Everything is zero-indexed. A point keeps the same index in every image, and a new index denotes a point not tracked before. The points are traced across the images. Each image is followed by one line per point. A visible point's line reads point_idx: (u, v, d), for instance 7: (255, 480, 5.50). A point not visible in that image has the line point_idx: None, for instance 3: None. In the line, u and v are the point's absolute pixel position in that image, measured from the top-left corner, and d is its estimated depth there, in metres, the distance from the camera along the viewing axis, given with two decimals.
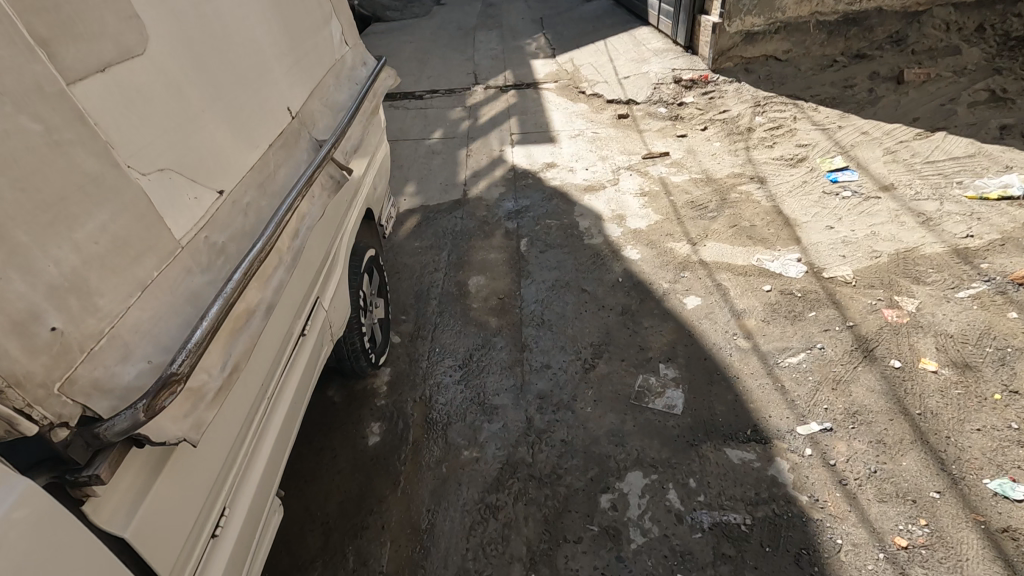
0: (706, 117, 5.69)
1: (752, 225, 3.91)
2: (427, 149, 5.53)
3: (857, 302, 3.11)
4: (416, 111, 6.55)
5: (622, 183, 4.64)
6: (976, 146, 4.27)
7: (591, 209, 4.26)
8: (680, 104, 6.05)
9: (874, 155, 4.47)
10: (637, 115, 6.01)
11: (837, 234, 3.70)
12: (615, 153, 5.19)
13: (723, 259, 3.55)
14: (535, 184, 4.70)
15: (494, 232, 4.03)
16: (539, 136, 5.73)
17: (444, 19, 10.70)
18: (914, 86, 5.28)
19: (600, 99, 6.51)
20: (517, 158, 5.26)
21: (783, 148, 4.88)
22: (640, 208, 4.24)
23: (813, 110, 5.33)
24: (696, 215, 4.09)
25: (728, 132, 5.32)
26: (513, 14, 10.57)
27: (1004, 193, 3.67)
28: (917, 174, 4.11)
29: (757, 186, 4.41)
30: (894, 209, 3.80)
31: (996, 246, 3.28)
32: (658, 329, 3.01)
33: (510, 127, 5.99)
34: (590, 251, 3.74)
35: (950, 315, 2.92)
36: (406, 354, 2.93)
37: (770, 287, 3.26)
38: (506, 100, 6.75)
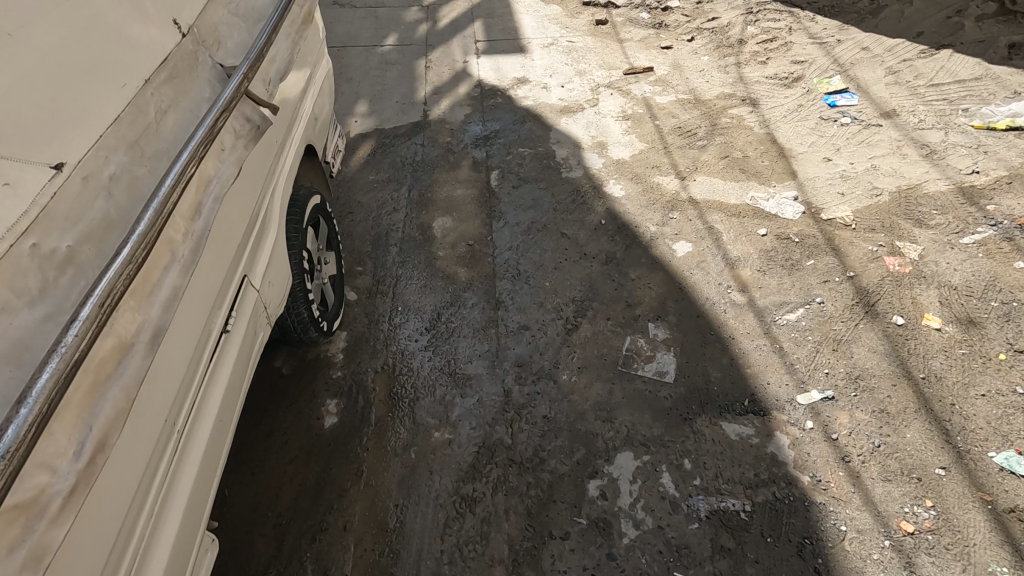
0: (693, 26, 5.12)
1: (745, 156, 3.55)
2: (379, 58, 4.81)
3: (857, 249, 2.87)
4: (365, 11, 5.68)
5: (602, 104, 4.15)
6: (983, 68, 3.93)
7: (568, 135, 3.80)
8: (664, 9, 5.41)
9: (875, 75, 4.08)
10: (617, 21, 5.36)
11: (836, 168, 3.40)
12: (593, 67, 4.63)
13: (714, 198, 3.23)
14: (506, 105, 4.16)
15: (460, 163, 3.55)
16: (508, 44, 5.06)
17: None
18: None
19: (575, 1, 5.78)
20: (484, 71, 4.64)
21: (777, 65, 4.42)
22: (623, 135, 3.80)
23: (809, 20, 4.82)
24: (684, 143, 3.69)
25: (717, 44, 4.80)
26: None
27: (1012, 123, 3.40)
28: (921, 98, 3.77)
29: (749, 110, 4.01)
30: (896, 140, 3.50)
31: (1003, 185, 3.05)
32: (646, 281, 2.72)
33: (474, 32, 5.27)
34: (569, 187, 3.34)
35: (955, 264, 2.72)
36: (365, 315, 2.57)
37: (766, 232, 2.98)
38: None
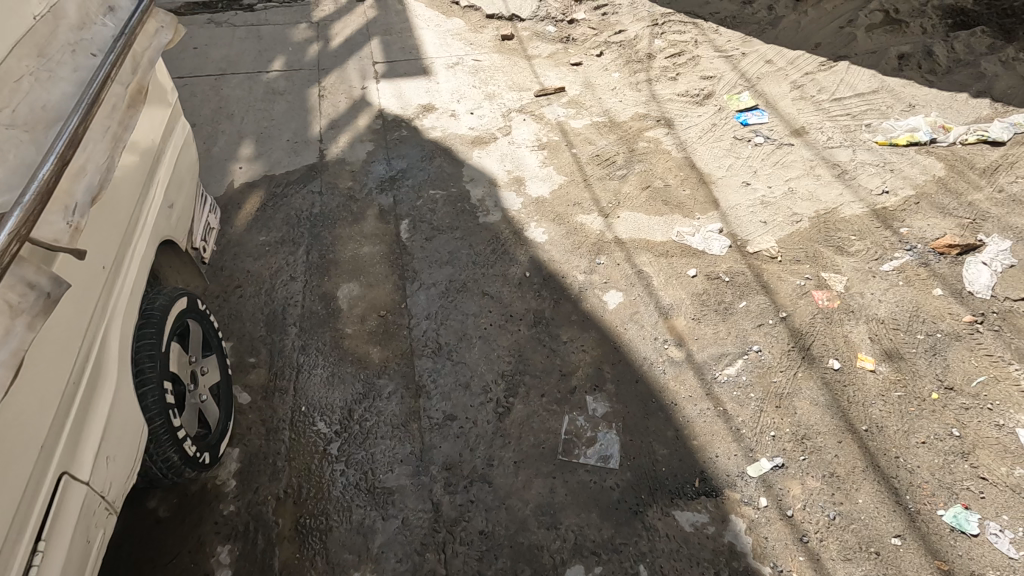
0: (600, 40, 4.98)
1: (666, 185, 3.44)
2: (265, 88, 4.32)
3: (785, 284, 2.80)
4: (245, 32, 5.13)
5: (516, 132, 3.92)
6: (879, 80, 4.03)
7: (482, 172, 3.53)
8: (570, 21, 5.22)
9: (781, 90, 4.10)
10: (523, 35, 5.14)
11: (755, 193, 3.35)
12: (503, 90, 4.38)
13: (640, 235, 3.07)
14: (411, 139, 3.83)
15: (365, 213, 3.20)
16: (409, 66, 4.69)
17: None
18: (813, 4, 4.87)
19: (478, 14, 5.50)
20: (385, 99, 4.27)
21: (687, 81, 4.36)
22: (540, 167, 3.58)
23: (713, 32, 4.80)
24: (603, 174, 3.52)
25: (626, 59, 4.68)
26: None
27: (912, 138, 3.48)
28: (826, 114, 3.81)
29: (665, 132, 3.91)
30: (808, 160, 3.50)
31: (911, 205, 3.10)
32: (579, 343, 2.51)
33: (371, 53, 4.86)
34: (487, 234, 3.07)
35: (879, 295, 2.71)
36: (261, 423, 2.18)
37: (695, 272, 2.85)
38: (364, 16, 5.51)
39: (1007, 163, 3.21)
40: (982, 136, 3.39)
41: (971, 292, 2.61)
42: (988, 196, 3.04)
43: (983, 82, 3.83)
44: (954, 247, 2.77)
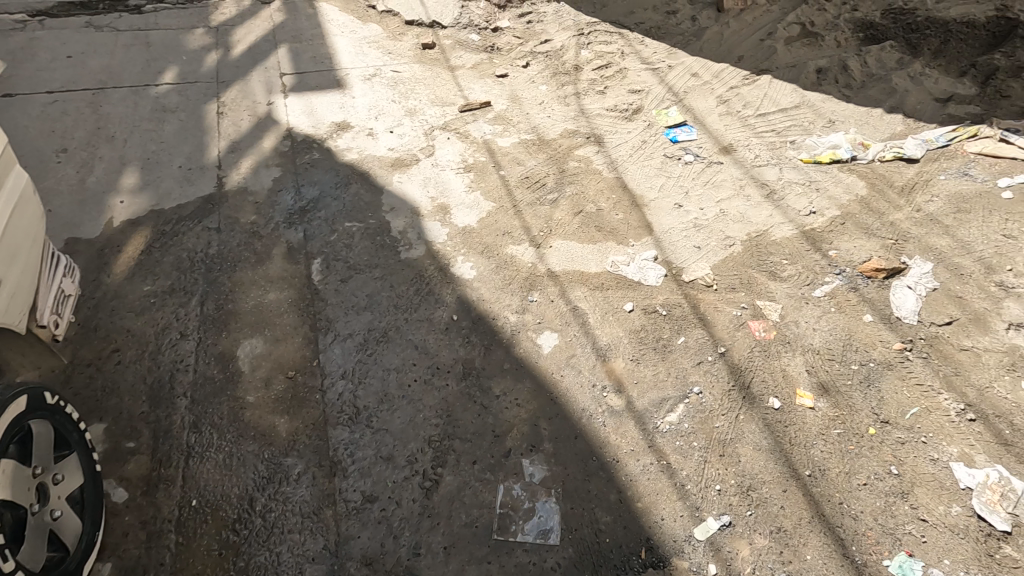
0: (526, 50, 4.80)
1: (598, 209, 3.30)
2: (154, 105, 3.84)
3: (722, 314, 2.72)
4: (132, 39, 4.58)
5: (439, 153, 3.67)
6: (800, 94, 4.07)
7: (403, 199, 3.26)
8: (494, 29, 4.99)
9: (708, 105, 4.06)
10: (445, 44, 4.87)
11: (687, 216, 3.27)
12: (425, 105, 4.12)
13: (573, 266, 2.91)
14: (324, 163, 3.50)
15: (271, 253, 2.86)
16: (321, 78, 4.32)
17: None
18: (733, 15, 4.93)
19: (397, 20, 5.18)
20: (294, 116, 3.90)
21: (616, 95, 4.26)
22: (466, 192, 3.35)
23: (639, 42, 4.73)
24: (533, 198, 3.34)
25: (554, 71, 4.53)
26: None
27: (834, 156, 3.51)
28: (752, 130, 3.80)
29: (595, 150, 3.78)
30: (737, 179, 3.47)
31: (838, 226, 3.10)
32: (513, 396, 2.31)
33: (279, 63, 4.45)
34: (410, 273, 2.81)
35: (813, 323, 2.67)
36: (142, 526, 1.85)
37: (632, 306, 2.72)
38: (271, 21, 5.06)
39: (922, 180, 3.28)
40: (898, 153, 3.46)
41: (898, 317, 2.62)
42: (908, 215, 3.08)
43: (895, 97, 3.94)
44: (881, 271, 2.77)
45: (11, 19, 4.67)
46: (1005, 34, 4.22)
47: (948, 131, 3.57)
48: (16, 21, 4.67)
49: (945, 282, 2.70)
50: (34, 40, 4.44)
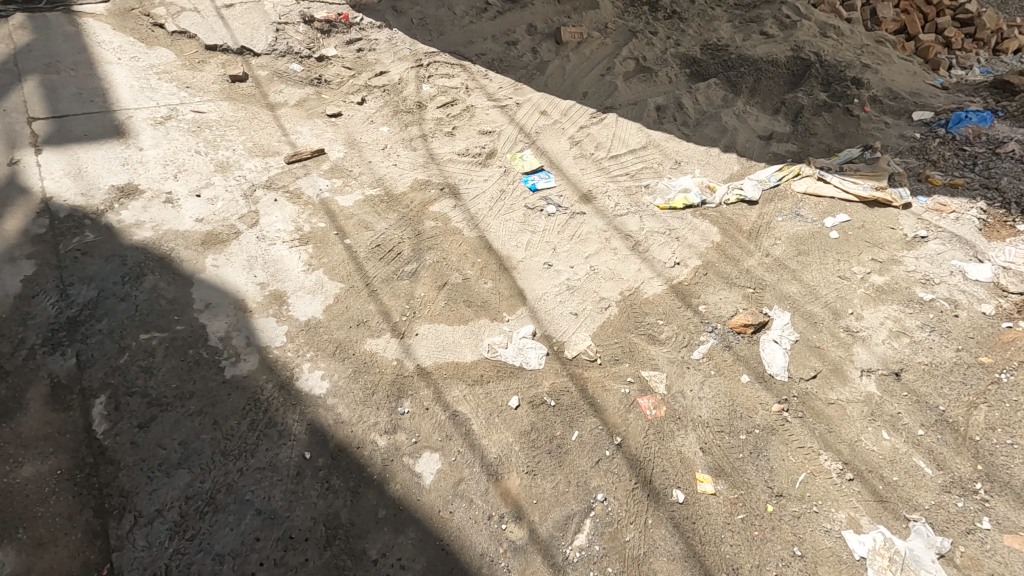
0: (359, 83, 4.28)
1: (464, 278, 2.95)
2: None
3: (610, 394, 2.53)
4: None
5: (265, 221, 3.01)
6: (645, 134, 4.12)
7: (222, 290, 2.59)
8: (319, 58, 4.37)
9: (561, 146, 3.92)
10: (260, 75, 4.14)
11: (558, 277, 3.06)
12: (240, 156, 3.41)
13: (444, 358, 2.52)
14: (103, 246, 2.67)
15: (25, 399, 2.05)
16: (91, 123, 3.37)
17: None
18: (572, 48, 4.90)
19: (194, 44, 4.31)
20: (51, 179, 2.95)
21: (466, 136, 3.94)
22: (305, 272, 2.77)
23: (482, 76, 4.47)
24: (387, 271, 2.88)
25: (394, 109, 4.09)
26: None
27: (686, 200, 3.56)
28: (607, 174, 3.73)
29: (451, 203, 3.42)
30: (602, 230, 3.35)
31: (702, 277, 3.12)
32: (394, 556, 1.87)
33: (25, 104, 3.39)
34: (239, 398, 2.20)
35: (698, 391, 2.59)
36: None
37: (517, 400, 2.41)
38: (10, 42, 3.89)
39: (764, 223, 3.45)
40: (740, 196, 3.62)
41: (771, 375, 2.65)
42: (759, 261, 3.19)
43: (727, 135, 4.16)
44: (749, 326, 2.81)
45: None
46: (802, 71, 4.81)
47: (777, 170, 3.81)
48: None
49: (803, 332, 2.80)
50: None
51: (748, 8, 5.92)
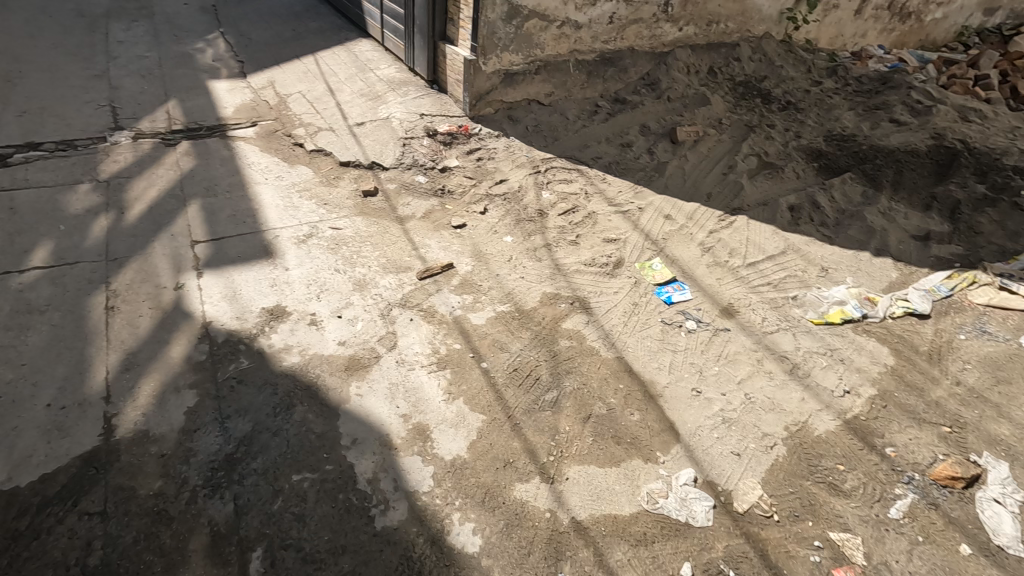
0: (480, 192, 4.37)
1: (609, 409, 2.73)
2: (14, 304, 2.93)
3: (798, 564, 2.16)
4: None
5: (402, 343, 2.99)
6: (782, 237, 3.85)
7: (367, 424, 2.53)
8: (442, 169, 4.53)
9: (692, 254, 3.73)
10: (389, 189, 4.33)
11: (711, 407, 2.77)
12: (376, 273, 3.48)
13: (602, 511, 2.28)
14: (256, 374, 2.72)
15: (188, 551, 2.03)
16: (244, 244, 3.60)
17: (66, 21, 7.29)
18: (688, 147, 4.80)
19: (329, 161, 4.62)
20: (210, 303, 3.11)
21: (590, 245, 3.85)
22: (446, 401, 2.68)
23: (601, 180, 4.45)
24: (528, 400, 2.72)
25: (516, 217, 4.10)
26: (185, 22, 7.76)
27: (845, 314, 3.22)
28: (747, 285, 3.47)
29: (585, 319, 3.27)
30: (752, 351, 3.05)
31: (880, 410, 2.72)
32: None
33: (189, 228, 3.68)
34: (391, 555, 2.09)
35: (906, 563, 2.17)
36: None
37: (690, 569, 2.12)
38: (177, 168, 4.33)
39: (944, 342, 3.06)
40: (908, 309, 3.23)
41: (999, 548, 2.20)
42: (950, 392, 2.80)
43: (876, 237, 3.80)
44: (959, 479, 2.39)
45: None
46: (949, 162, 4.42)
47: (946, 278, 3.45)
48: None
49: None
50: None
51: (871, 94, 5.64)
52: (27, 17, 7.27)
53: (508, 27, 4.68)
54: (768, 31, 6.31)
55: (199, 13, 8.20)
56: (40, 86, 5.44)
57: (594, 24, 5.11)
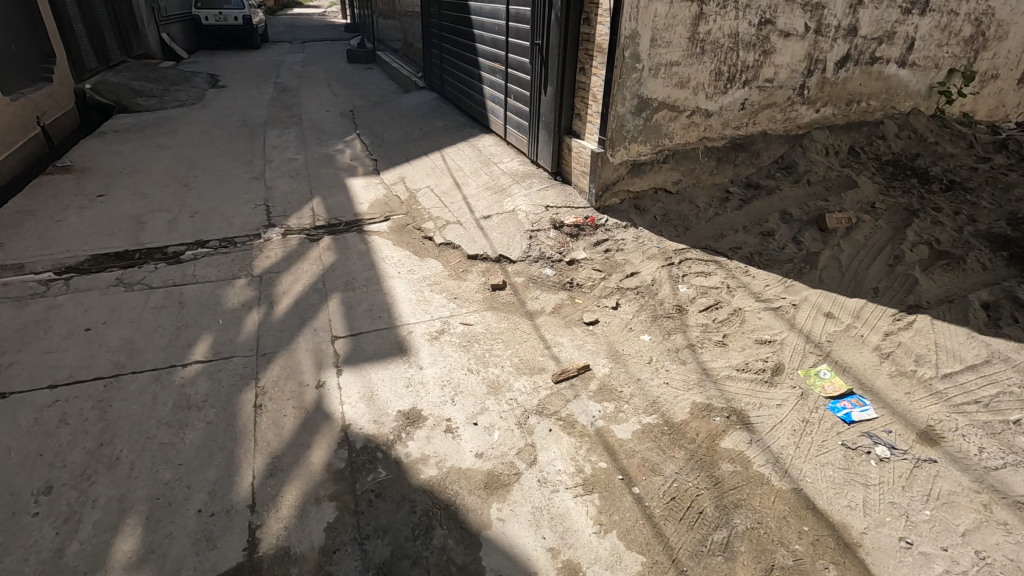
0: (611, 285, 4.17)
1: (795, 559, 2.27)
2: (176, 399, 3.07)
3: None
4: (165, 298, 4.05)
5: (543, 457, 2.75)
6: (981, 343, 3.24)
7: (514, 557, 2.27)
8: (570, 262, 4.42)
9: (868, 361, 3.22)
10: (517, 282, 4.27)
11: (932, 567, 2.21)
12: (509, 374, 3.32)
13: None
14: (394, 487, 2.58)
15: None
16: (380, 340, 3.62)
17: (233, 131, 8.40)
18: (841, 234, 4.34)
19: (458, 254, 4.69)
20: (349, 403, 3.08)
21: (741, 346, 3.47)
22: (597, 535, 2.36)
23: (744, 273, 4.10)
24: (694, 540, 2.34)
25: (652, 313, 3.83)
26: (328, 127, 8.67)
27: None
28: (948, 403, 2.90)
29: (747, 436, 2.86)
30: (973, 492, 2.46)
31: None
32: None
33: (330, 323, 3.79)
34: None
35: None
36: None
37: None
38: (320, 263, 4.58)
39: None
40: None
41: None
42: None
43: None
44: None
45: (34, 282, 4.24)
46: None
47: None
48: (38, 284, 4.23)
49: None
50: (52, 308, 3.89)
51: None
52: (203, 129, 8.48)
53: (637, 119, 4.64)
54: (916, 106, 5.81)
55: (340, 119, 9.15)
56: (209, 189, 6.17)
57: (725, 111, 4.95)
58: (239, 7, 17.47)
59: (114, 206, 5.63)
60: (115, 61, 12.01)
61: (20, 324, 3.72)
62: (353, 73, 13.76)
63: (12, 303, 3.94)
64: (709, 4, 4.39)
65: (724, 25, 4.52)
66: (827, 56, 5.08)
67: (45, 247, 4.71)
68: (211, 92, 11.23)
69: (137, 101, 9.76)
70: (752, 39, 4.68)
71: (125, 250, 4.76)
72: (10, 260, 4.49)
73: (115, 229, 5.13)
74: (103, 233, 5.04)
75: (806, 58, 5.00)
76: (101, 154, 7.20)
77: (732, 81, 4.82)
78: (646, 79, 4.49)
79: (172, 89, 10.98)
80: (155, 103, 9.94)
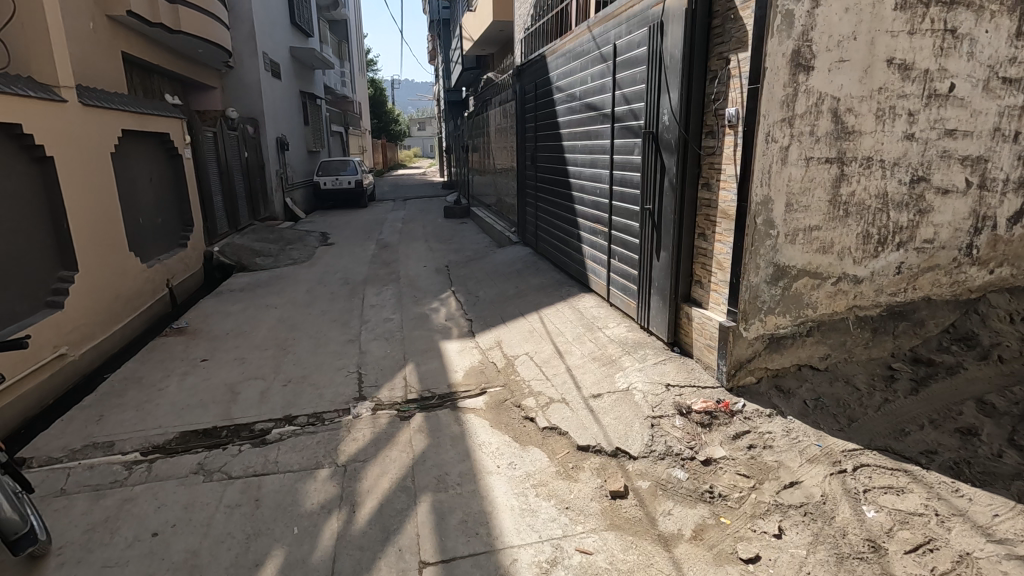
0: (765, 499, 3.28)
1: None
2: None
3: None
4: (241, 493, 3.64)
5: None
6: None
7: None
8: (705, 461, 3.61)
9: None
10: (641, 487, 3.49)
11: None
12: None
13: None
14: None
15: None
16: (478, 573, 2.89)
17: (336, 290, 8.69)
18: None
19: (565, 442, 4.03)
20: None
21: None
22: None
23: (954, 492, 3.08)
24: None
25: (835, 549, 2.87)
26: (425, 283, 8.78)
27: None
28: None
29: None
30: None
31: None
32: None
33: (419, 541, 3.14)
34: None
35: None
36: None
37: None
38: (410, 450, 4.07)
39: None
40: None
41: None
42: None
43: None
44: None
45: (119, 465, 4.03)
46: None
47: None
48: (122, 467, 4.01)
49: None
50: (127, 502, 3.58)
51: None
52: (309, 287, 8.85)
53: (774, 289, 4.03)
54: None
55: (436, 275, 9.31)
56: (306, 353, 6.10)
57: (877, 276, 4.25)
58: (353, 173, 19.67)
59: (214, 372, 5.62)
60: (244, 224, 13.49)
61: (90, 522, 3.41)
62: (449, 228, 14.52)
63: (90, 493, 3.69)
64: (850, 165, 3.93)
65: (870, 185, 4.01)
66: (996, 212, 4.37)
67: (139, 422, 4.60)
68: (321, 249, 12.10)
69: (255, 260, 10.59)
70: (904, 198, 4.10)
71: (214, 426, 4.55)
72: (103, 437, 4.38)
73: (209, 400, 5.02)
74: (197, 405, 4.92)
75: (971, 216, 4.31)
76: (214, 314, 7.56)
77: (884, 244, 4.17)
78: (782, 246, 3.96)
79: (287, 248, 11.93)
80: (270, 262, 10.74)
